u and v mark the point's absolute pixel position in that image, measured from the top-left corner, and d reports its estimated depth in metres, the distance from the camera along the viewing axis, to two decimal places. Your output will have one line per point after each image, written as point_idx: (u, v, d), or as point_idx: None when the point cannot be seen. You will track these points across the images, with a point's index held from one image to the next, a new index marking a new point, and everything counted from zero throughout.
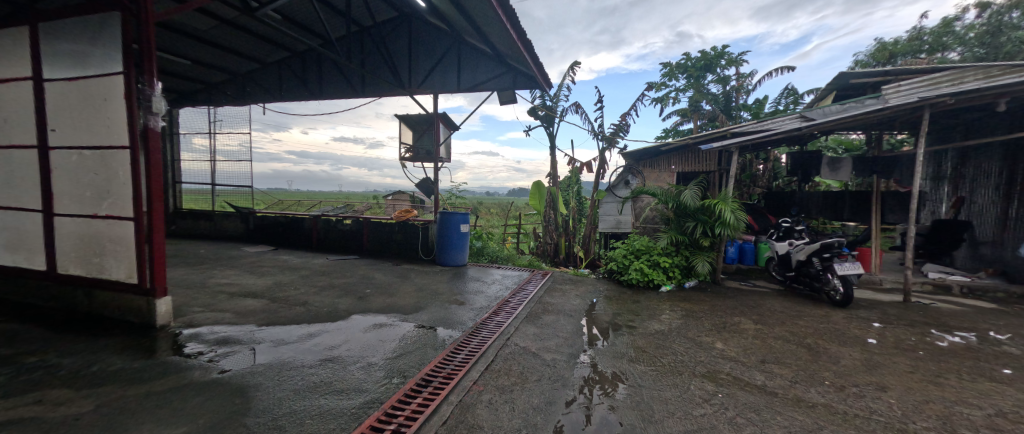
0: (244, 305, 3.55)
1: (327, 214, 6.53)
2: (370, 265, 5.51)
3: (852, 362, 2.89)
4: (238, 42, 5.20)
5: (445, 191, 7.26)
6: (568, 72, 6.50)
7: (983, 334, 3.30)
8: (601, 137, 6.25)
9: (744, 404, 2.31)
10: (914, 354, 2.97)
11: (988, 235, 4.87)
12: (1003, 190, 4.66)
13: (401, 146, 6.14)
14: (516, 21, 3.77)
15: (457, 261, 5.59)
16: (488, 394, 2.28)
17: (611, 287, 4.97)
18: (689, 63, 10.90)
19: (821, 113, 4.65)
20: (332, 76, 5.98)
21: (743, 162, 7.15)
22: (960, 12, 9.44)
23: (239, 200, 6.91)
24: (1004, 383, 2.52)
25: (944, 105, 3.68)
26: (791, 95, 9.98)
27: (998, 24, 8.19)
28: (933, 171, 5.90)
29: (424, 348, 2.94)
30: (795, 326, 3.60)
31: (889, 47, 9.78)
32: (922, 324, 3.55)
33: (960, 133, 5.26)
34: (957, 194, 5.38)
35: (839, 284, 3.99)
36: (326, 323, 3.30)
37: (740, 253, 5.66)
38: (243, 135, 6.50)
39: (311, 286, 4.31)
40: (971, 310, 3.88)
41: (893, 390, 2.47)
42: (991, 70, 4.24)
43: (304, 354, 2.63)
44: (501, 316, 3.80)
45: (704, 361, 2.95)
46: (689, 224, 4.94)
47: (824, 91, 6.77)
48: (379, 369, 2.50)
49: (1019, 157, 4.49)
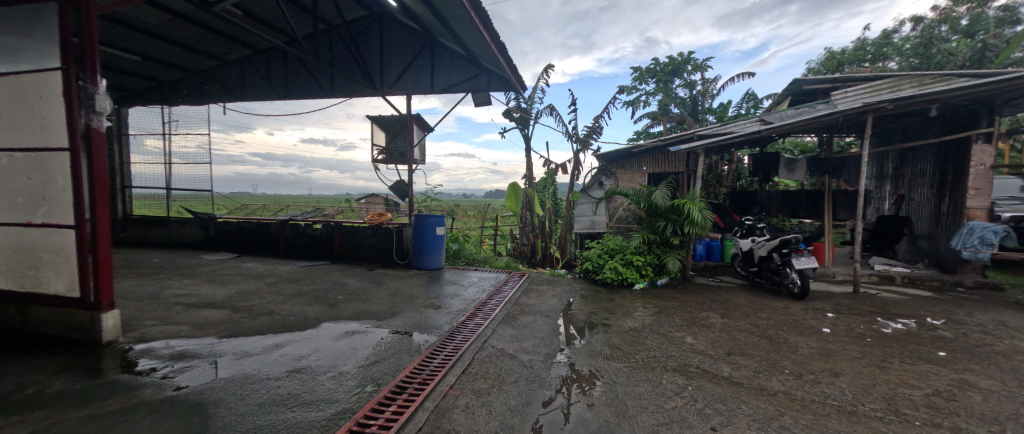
0: (204, 317, 3.34)
1: (296, 219, 6.28)
2: (343, 270, 5.34)
3: (809, 350, 3.08)
4: (197, 38, 4.91)
5: (420, 194, 7.15)
6: (542, 74, 6.50)
7: (921, 320, 3.60)
8: (575, 139, 6.32)
9: (711, 395, 2.40)
10: (863, 341, 3.20)
11: (925, 229, 5.33)
12: (936, 188, 5.12)
13: (374, 148, 6.00)
14: (489, 23, 3.76)
15: (432, 265, 5.49)
16: (464, 398, 2.25)
17: (587, 287, 5.05)
18: (658, 67, 11.27)
19: (779, 117, 4.93)
20: (299, 75, 5.76)
21: (709, 163, 7.48)
22: (897, 25, 10.28)
23: (199, 205, 6.42)
24: (939, 364, 2.76)
25: (884, 110, 3.92)
26: (752, 100, 10.52)
27: (929, 37, 9.01)
28: (876, 171, 6.41)
29: (399, 354, 2.88)
30: (758, 318, 3.79)
31: (837, 56, 10.54)
32: (870, 313, 3.83)
33: (899, 136, 5.73)
34: (898, 192, 5.85)
35: (797, 277, 4.24)
36: (294, 333, 3.16)
37: (707, 250, 5.91)
38: (202, 136, 6.17)
39: (278, 295, 4.12)
40: (912, 299, 4.23)
41: (845, 375, 2.65)
42: (924, 78, 4.65)
43: (269, 366, 2.51)
44: (478, 318, 3.78)
45: (675, 356, 3.06)
46: (660, 223, 5.09)
47: (781, 96, 7.19)
48: (351, 378, 2.42)
49: (949, 157, 4.94)
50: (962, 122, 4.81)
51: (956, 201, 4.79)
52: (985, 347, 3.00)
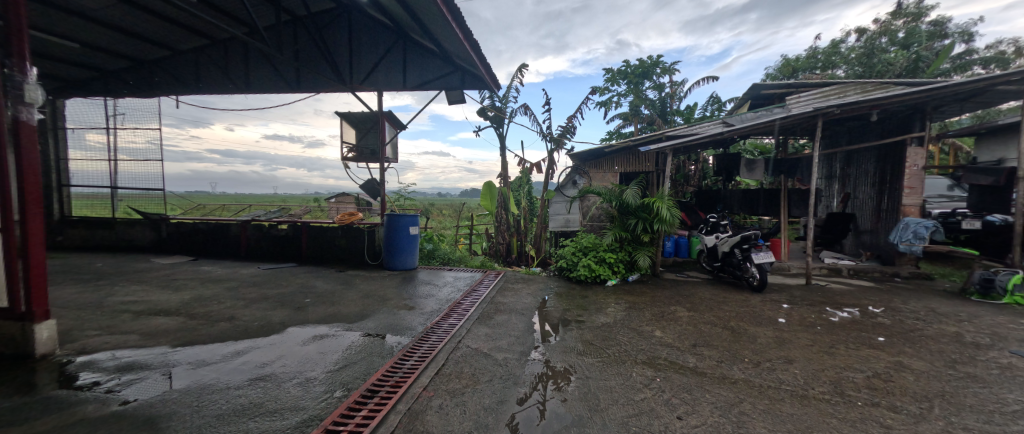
0: (156, 325, 3.13)
1: (259, 219, 5.98)
2: (310, 272, 5.14)
3: (766, 339, 3.27)
4: (147, 26, 4.55)
5: (393, 193, 6.99)
6: (516, 73, 6.50)
7: (863, 309, 3.91)
8: (549, 139, 6.38)
9: (678, 385, 2.50)
10: (814, 329, 3.44)
11: (867, 225, 5.79)
12: (877, 187, 5.57)
13: (343, 146, 5.78)
14: (462, 20, 3.74)
15: (406, 265, 5.39)
16: (438, 399, 2.23)
17: (561, 284, 5.12)
18: (629, 69, 11.56)
19: (740, 119, 5.20)
20: (262, 69, 5.48)
21: (676, 163, 7.79)
22: (844, 36, 11.06)
23: (150, 204, 6.05)
24: (879, 349, 3.01)
25: (832, 114, 4.21)
26: (716, 103, 11.00)
27: (872, 48, 9.76)
28: (825, 171, 6.89)
29: (370, 357, 2.81)
30: (721, 311, 3.98)
31: (792, 62, 11.23)
32: (821, 303, 4.12)
33: (846, 139, 6.19)
34: (845, 191, 6.31)
35: (756, 271, 4.49)
36: (257, 339, 3.01)
37: (676, 247, 6.14)
38: (153, 131, 5.88)
39: (240, 299, 3.91)
40: (856, 289, 4.59)
41: (797, 361, 2.84)
42: (867, 85, 5.04)
43: (229, 375, 2.37)
44: (453, 319, 3.74)
45: (645, 349, 3.16)
46: (631, 221, 5.23)
47: (742, 99, 7.57)
48: (318, 384, 2.33)
49: (887, 159, 5.39)
50: (899, 126, 5.25)
51: (894, 199, 5.23)
52: (916, 331, 3.31)
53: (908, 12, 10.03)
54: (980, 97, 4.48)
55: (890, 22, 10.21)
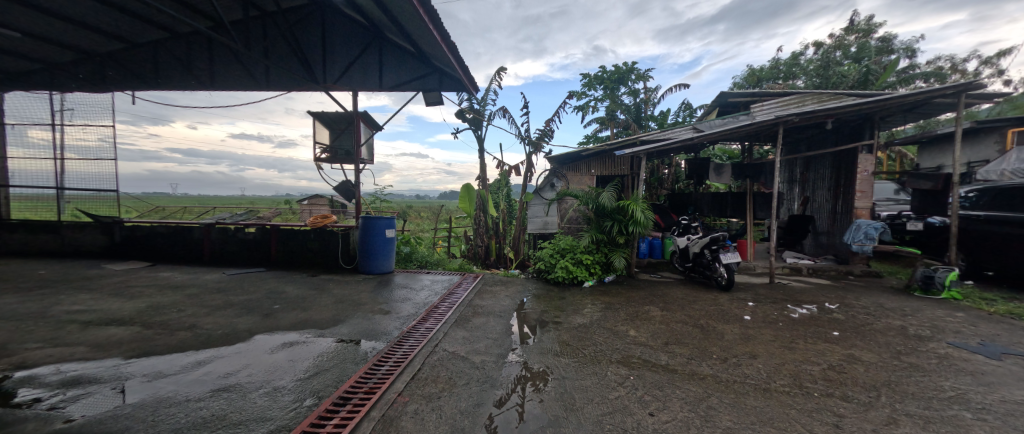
0: (107, 336, 2.92)
1: (224, 221, 5.71)
2: (280, 277, 4.95)
3: (732, 336, 3.43)
4: (102, 17, 4.27)
5: (368, 195, 6.84)
6: (495, 76, 6.52)
7: (821, 305, 4.16)
8: (527, 142, 6.42)
9: (651, 383, 2.58)
10: (776, 326, 3.63)
11: (825, 226, 6.17)
12: (833, 191, 5.94)
13: (316, 146, 5.61)
14: (439, 22, 3.72)
15: (382, 268, 5.29)
16: (414, 405, 2.20)
17: (539, 286, 5.16)
18: (605, 75, 11.82)
19: (709, 125, 5.43)
20: (229, 65, 5.24)
21: (651, 167, 8.04)
22: (803, 48, 11.77)
23: (102, 206, 5.64)
24: (834, 342, 3.21)
25: (792, 122, 4.46)
26: (687, 109, 11.42)
27: (828, 60, 10.43)
28: (787, 175, 7.29)
29: (343, 363, 2.73)
30: (692, 309, 4.14)
31: (757, 72, 11.84)
32: (783, 301, 4.35)
33: (805, 145, 6.58)
34: (805, 194, 6.70)
35: (724, 271, 4.69)
36: (221, 348, 2.86)
37: (650, 248, 6.33)
38: (106, 128, 5.55)
39: (202, 307, 3.72)
40: (815, 287, 4.88)
41: (761, 356, 2.99)
42: (823, 96, 5.38)
43: (189, 387, 2.25)
44: (429, 322, 3.70)
45: (620, 348, 3.23)
46: (607, 224, 5.35)
47: (711, 106, 7.90)
48: (287, 393, 2.25)
49: (842, 165, 5.76)
50: (851, 134, 5.63)
51: (848, 203, 5.60)
52: (867, 325, 3.56)
53: (859, 28, 10.80)
54: (921, 108, 4.88)
55: (844, 37, 10.97)
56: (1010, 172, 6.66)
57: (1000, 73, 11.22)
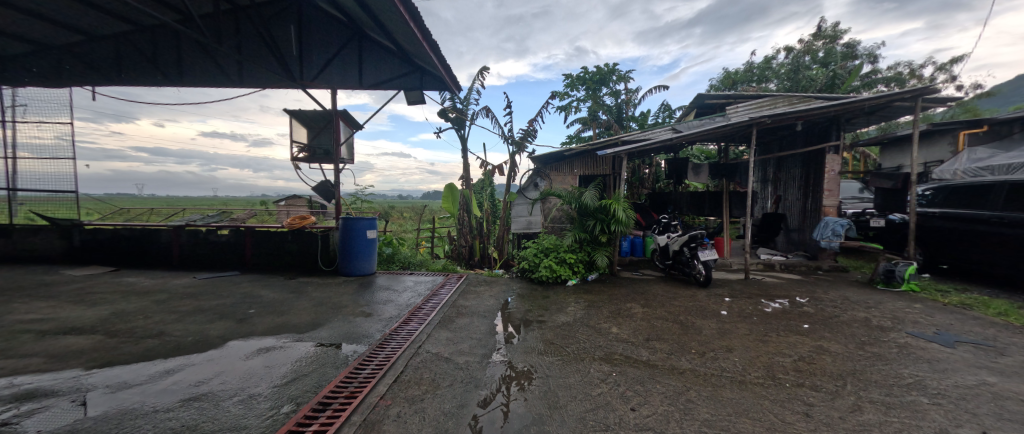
0: (65, 345, 2.76)
1: (194, 224, 5.47)
2: (256, 281, 4.79)
3: (710, 331, 3.53)
4: (59, 10, 4.01)
5: (349, 195, 6.71)
6: (477, 75, 6.48)
7: (792, 299, 4.35)
8: (511, 142, 6.43)
9: (632, 378, 2.63)
10: (751, 320, 3.77)
11: (796, 224, 6.44)
12: (803, 190, 6.20)
13: (293, 145, 5.45)
14: (420, 20, 3.69)
15: (363, 270, 5.20)
16: (396, 408, 2.17)
17: (523, 286, 5.18)
18: (587, 75, 11.95)
19: (687, 126, 5.58)
20: (201, 61, 5.03)
21: (632, 167, 8.20)
22: (775, 53, 12.23)
23: (59, 209, 5.33)
24: (804, 335, 3.36)
25: (765, 124, 4.62)
26: (667, 110, 11.68)
27: (798, 64, 10.88)
28: (760, 175, 7.56)
29: (323, 368, 2.67)
30: (671, 306, 4.24)
31: (732, 75, 12.25)
32: (757, 296, 4.52)
33: (777, 146, 6.85)
34: (777, 193, 6.98)
35: (702, 268, 4.84)
36: (192, 355, 2.75)
37: (631, 247, 6.44)
38: (63, 125, 5.26)
39: (171, 313, 3.56)
40: (788, 282, 5.09)
41: (736, 350, 3.10)
42: (795, 99, 5.62)
43: (156, 397, 2.14)
44: (412, 324, 3.66)
45: (603, 345, 3.28)
46: (590, 223, 5.42)
47: (689, 108, 8.12)
48: (262, 400, 2.17)
49: (811, 165, 6.02)
50: (819, 136, 5.90)
51: (817, 201, 5.85)
52: (834, 318, 3.74)
53: (826, 34, 11.30)
54: (882, 111, 5.16)
55: (812, 43, 11.44)
56: (961, 172, 7.14)
57: (952, 79, 11.96)
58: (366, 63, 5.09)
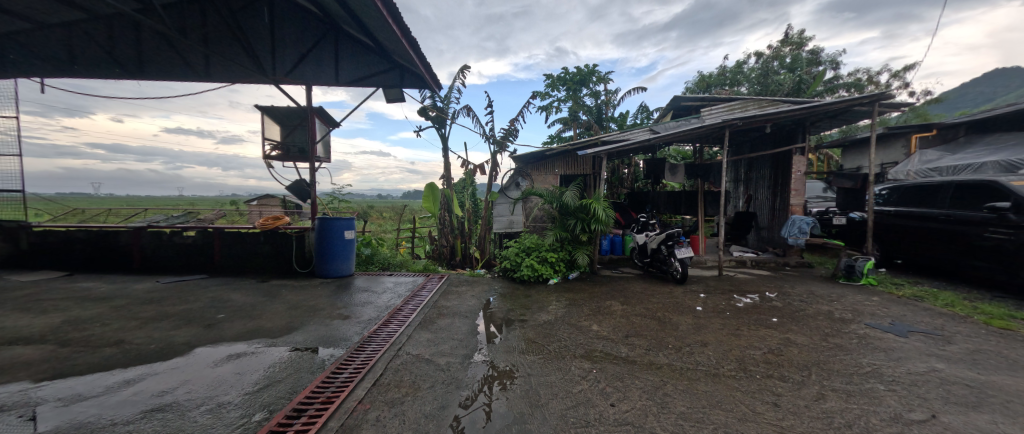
0: (11, 356, 2.55)
1: (158, 225, 5.19)
2: (226, 284, 4.58)
3: (686, 326, 3.65)
4: None
5: (326, 195, 6.53)
6: (458, 74, 6.43)
7: (762, 294, 4.54)
8: (492, 141, 6.42)
9: (611, 374, 2.68)
10: (724, 315, 3.91)
11: (766, 222, 6.73)
12: (772, 190, 6.49)
13: (265, 143, 5.25)
14: (399, 17, 3.64)
15: (341, 272, 5.07)
16: (375, 412, 2.13)
17: (505, 285, 5.19)
18: (567, 76, 12.07)
19: (664, 128, 5.74)
20: (163, 53, 4.76)
21: (611, 167, 8.36)
22: (746, 58, 12.73)
23: (4, 209, 4.94)
24: (772, 328, 3.52)
25: (736, 126, 4.80)
26: (645, 112, 11.94)
27: (767, 69, 11.37)
28: (733, 175, 7.87)
29: (298, 373, 2.59)
30: (649, 303, 4.35)
31: (706, 78, 12.67)
32: (730, 291, 4.70)
33: (748, 147, 7.14)
34: (748, 193, 7.27)
35: (679, 265, 4.99)
36: (155, 364, 2.60)
37: (611, 245, 6.57)
38: (7, 119, 4.83)
39: (131, 319, 3.36)
40: (758, 277, 5.32)
41: (710, 344, 3.21)
42: (764, 102, 5.88)
43: (115, 409, 2.02)
44: (392, 326, 3.60)
45: (583, 343, 3.33)
46: (571, 222, 5.49)
47: (666, 109, 8.33)
48: (232, 409, 2.08)
49: (779, 166, 6.31)
50: (786, 138, 6.18)
51: (785, 200, 6.14)
52: (800, 311, 3.94)
53: (793, 41, 11.84)
54: (843, 115, 5.46)
55: (780, 49, 11.98)
56: (913, 173, 7.66)
57: (905, 85, 12.80)
58: (342, 59, 4.95)
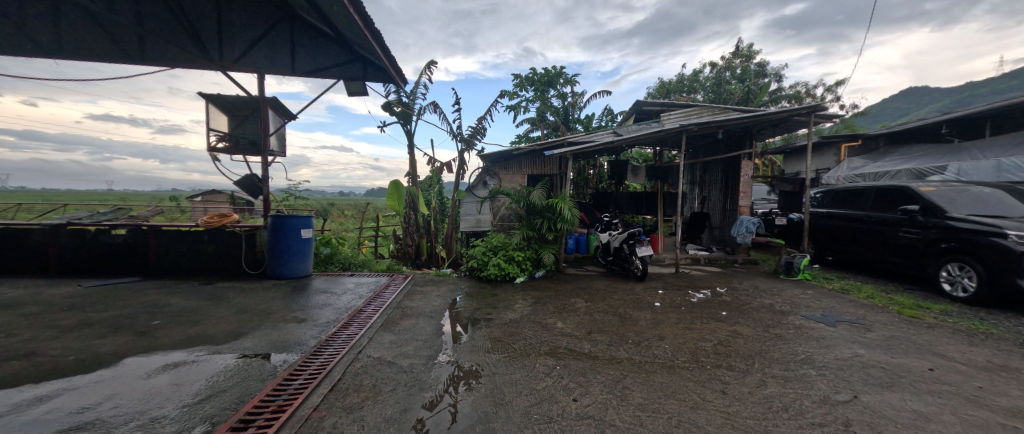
0: None
1: (81, 222, 4.66)
2: (163, 287, 4.20)
3: (644, 321, 3.82)
4: None
5: (280, 191, 6.16)
6: (425, 69, 6.29)
7: (713, 290, 4.85)
8: (460, 139, 6.35)
9: (575, 370, 2.76)
10: (679, 309, 4.15)
11: (718, 222, 7.19)
12: (724, 192, 6.95)
13: (210, 134, 4.86)
14: (360, 7, 3.49)
15: (296, 272, 4.81)
16: (332, 418, 2.05)
17: (471, 284, 5.17)
18: (536, 76, 12.19)
19: (626, 130, 5.96)
20: (88, 30, 4.25)
21: (577, 167, 8.55)
22: (702, 67, 13.51)
23: None
24: (721, 321, 3.78)
25: (692, 131, 5.10)
26: (610, 115, 12.33)
27: (720, 79, 12.15)
28: (689, 177, 8.33)
29: (246, 381, 2.43)
30: (611, 299, 4.51)
31: (666, 85, 13.30)
32: (685, 287, 4.98)
33: (703, 152, 7.59)
34: (703, 194, 7.73)
35: (639, 263, 5.21)
36: (76, 377, 2.34)
37: (577, 244, 6.73)
38: None
39: (46, 329, 2.98)
40: (710, 274, 5.68)
41: (667, 338, 3.38)
42: (716, 110, 6.28)
43: (22, 430, 1.78)
44: (352, 328, 3.46)
45: (548, 340, 3.39)
46: (537, 221, 5.59)
47: (629, 113, 8.66)
48: (169, 423, 1.92)
49: (730, 170, 6.77)
50: (736, 144, 6.65)
51: (735, 201, 6.58)
52: (746, 305, 4.25)
53: (743, 53, 12.72)
54: (784, 124, 5.95)
55: (732, 60, 12.82)
56: (842, 178, 8.52)
57: (836, 99, 14.19)
58: (298, 46, 4.68)
